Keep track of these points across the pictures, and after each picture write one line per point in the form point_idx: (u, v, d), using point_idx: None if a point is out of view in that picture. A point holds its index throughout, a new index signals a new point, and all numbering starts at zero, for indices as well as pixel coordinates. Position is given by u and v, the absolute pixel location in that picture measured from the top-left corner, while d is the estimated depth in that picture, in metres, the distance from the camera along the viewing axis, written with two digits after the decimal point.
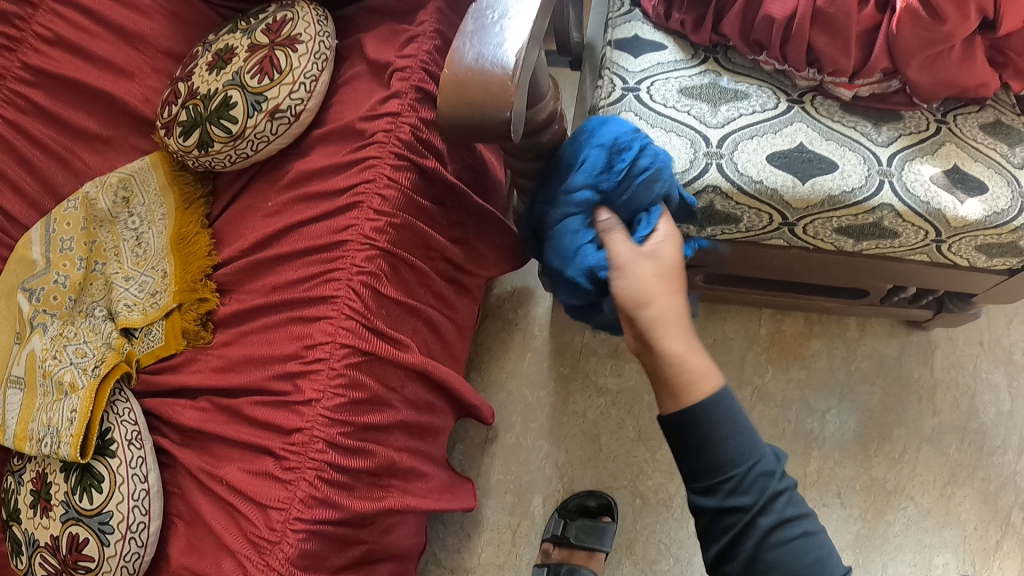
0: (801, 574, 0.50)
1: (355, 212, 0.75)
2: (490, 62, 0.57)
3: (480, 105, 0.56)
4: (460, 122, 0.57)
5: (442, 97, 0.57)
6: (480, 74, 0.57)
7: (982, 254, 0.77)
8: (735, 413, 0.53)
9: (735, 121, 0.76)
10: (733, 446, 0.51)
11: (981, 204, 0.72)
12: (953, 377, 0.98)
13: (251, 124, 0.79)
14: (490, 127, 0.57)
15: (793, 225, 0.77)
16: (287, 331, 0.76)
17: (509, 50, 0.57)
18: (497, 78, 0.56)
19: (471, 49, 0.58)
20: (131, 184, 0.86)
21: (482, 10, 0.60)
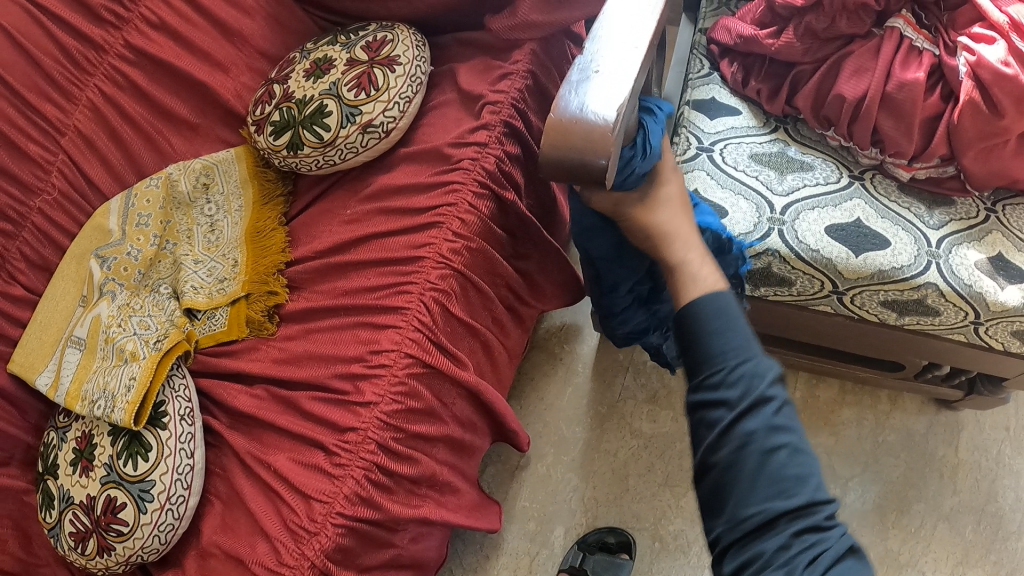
0: (779, 474, 0.48)
1: (434, 232, 0.79)
2: (592, 113, 0.60)
3: (582, 150, 0.58)
4: (559, 165, 0.59)
5: (545, 141, 0.60)
6: (583, 123, 0.59)
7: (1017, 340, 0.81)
8: (722, 317, 0.53)
9: (798, 191, 0.80)
10: (745, 350, 0.51)
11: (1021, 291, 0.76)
12: (975, 459, 1.00)
13: (343, 134, 0.83)
14: (589, 173, 0.59)
15: (842, 294, 0.80)
16: (352, 334, 0.79)
17: (611, 103, 0.60)
18: (600, 127, 0.58)
19: (575, 100, 0.61)
20: (213, 172, 0.89)
21: (584, 65, 0.65)
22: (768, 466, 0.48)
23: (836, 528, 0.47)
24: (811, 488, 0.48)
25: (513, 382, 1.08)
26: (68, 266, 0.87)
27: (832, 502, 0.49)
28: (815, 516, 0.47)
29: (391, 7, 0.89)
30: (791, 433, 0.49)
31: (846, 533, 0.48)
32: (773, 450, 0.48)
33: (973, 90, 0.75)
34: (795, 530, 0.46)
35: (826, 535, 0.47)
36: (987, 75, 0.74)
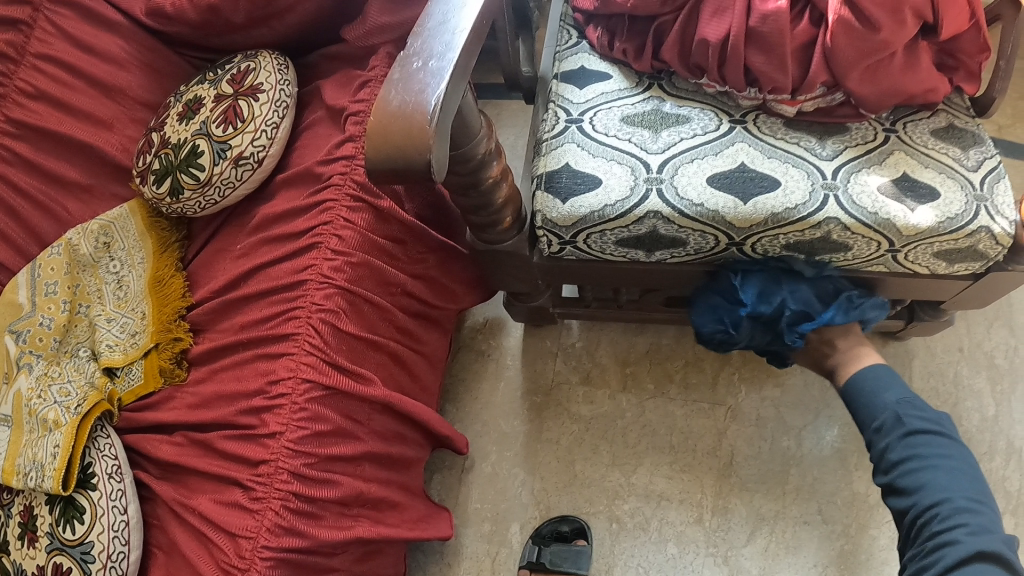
0: (909, 498, 0.63)
1: (315, 252, 0.79)
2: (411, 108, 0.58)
3: (400, 148, 0.57)
4: (384, 165, 0.58)
5: (367, 143, 0.59)
6: (402, 119, 0.58)
7: (942, 261, 0.77)
8: (864, 391, 0.71)
9: (675, 146, 0.75)
10: (884, 400, 0.69)
11: (932, 211, 0.72)
12: (933, 386, 0.95)
13: (217, 171, 0.83)
14: (413, 169, 0.58)
15: (740, 245, 0.76)
16: (252, 367, 0.80)
17: (431, 93, 0.59)
18: (417, 121, 0.57)
19: (395, 96, 0.60)
20: (111, 230, 0.90)
21: (407, 58, 0.63)
22: (898, 492, 0.64)
23: (948, 537, 0.58)
24: (931, 498, 0.61)
25: (446, 385, 1.07)
26: None
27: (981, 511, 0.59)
28: (941, 528, 0.59)
29: (252, 34, 0.89)
30: (913, 459, 0.64)
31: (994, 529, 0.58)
32: (901, 479, 0.64)
33: (840, 7, 0.70)
34: (923, 541, 0.60)
35: (940, 545, 0.59)
36: None
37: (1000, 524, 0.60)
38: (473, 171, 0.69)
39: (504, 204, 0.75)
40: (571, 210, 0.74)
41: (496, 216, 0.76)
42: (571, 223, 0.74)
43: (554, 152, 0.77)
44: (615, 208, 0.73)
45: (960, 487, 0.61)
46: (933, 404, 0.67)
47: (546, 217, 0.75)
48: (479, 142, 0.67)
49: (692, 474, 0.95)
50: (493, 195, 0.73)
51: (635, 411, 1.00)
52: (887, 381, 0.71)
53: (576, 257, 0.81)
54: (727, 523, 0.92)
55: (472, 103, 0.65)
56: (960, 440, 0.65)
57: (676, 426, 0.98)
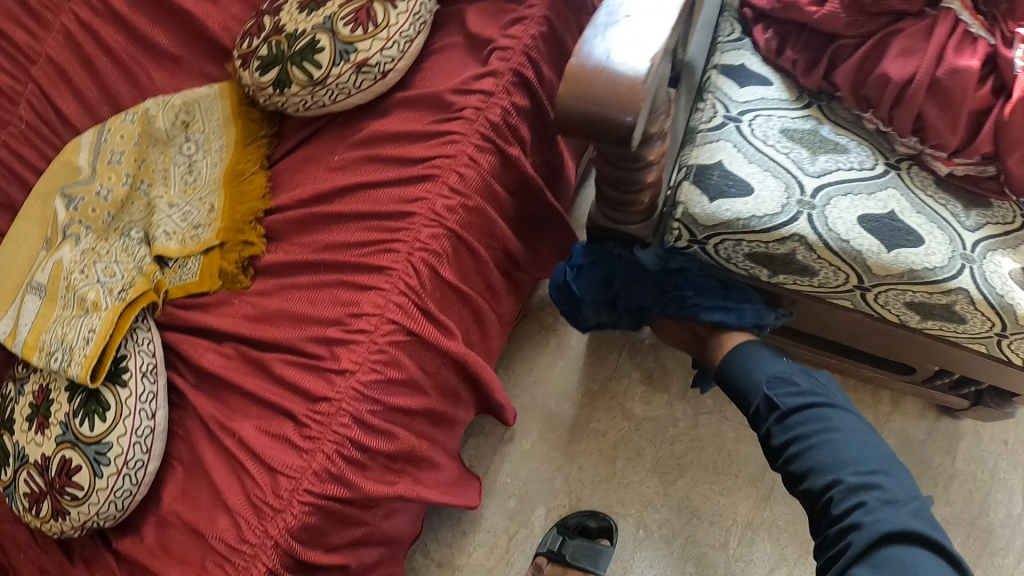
0: (805, 481, 0.65)
1: (428, 185, 0.72)
2: (620, 64, 0.53)
3: (607, 105, 0.52)
4: (575, 120, 0.53)
5: (563, 90, 0.53)
6: (609, 75, 0.52)
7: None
8: (744, 371, 0.73)
9: (831, 174, 0.73)
10: (775, 386, 0.70)
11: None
12: (971, 471, 0.96)
13: (335, 72, 0.75)
14: (610, 131, 0.53)
15: (866, 290, 0.74)
16: (331, 294, 0.72)
17: (645, 51, 0.54)
18: (630, 80, 0.52)
19: (602, 47, 0.54)
20: (193, 109, 0.82)
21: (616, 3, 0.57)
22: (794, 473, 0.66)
23: (850, 520, 0.61)
24: (823, 480, 0.64)
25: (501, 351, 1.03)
26: (34, 206, 0.81)
27: (875, 488, 0.62)
28: (842, 511, 0.62)
29: None
30: (794, 440, 0.66)
31: (891, 504, 0.61)
32: (792, 461, 0.66)
33: None
34: (831, 526, 0.63)
35: (845, 530, 0.61)
36: None
37: (912, 491, 0.63)
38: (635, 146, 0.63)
39: (648, 185, 0.69)
40: (716, 211, 0.72)
41: (634, 196, 0.70)
42: (712, 224, 0.72)
43: (708, 146, 0.74)
44: (761, 222, 0.71)
45: (855, 461, 0.63)
46: (802, 372, 0.70)
47: (688, 212, 0.72)
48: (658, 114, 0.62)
49: (729, 499, 0.93)
50: (641, 175, 0.67)
51: (688, 422, 0.97)
52: (755, 357, 0.74)
53: (694, 259, 0.78)
54: (751, 556, 0.90)
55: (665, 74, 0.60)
56: (841, 409, 0.67)
57: (723, 448, 0.96)
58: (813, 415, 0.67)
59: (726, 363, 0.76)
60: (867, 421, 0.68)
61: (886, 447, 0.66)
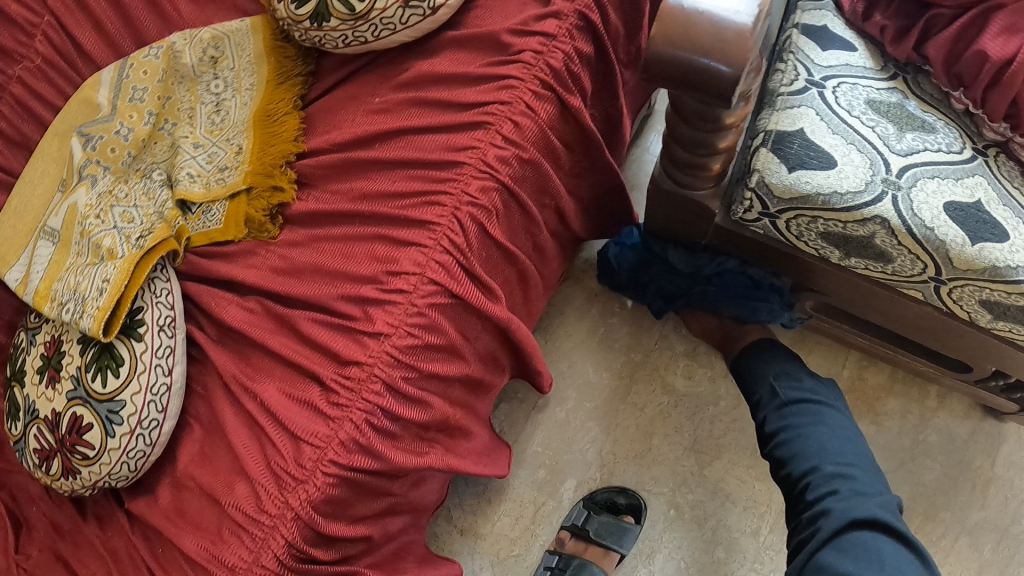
0: (784, 467, 0.72)
1: (478, 133, 0.66)
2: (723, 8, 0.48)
3: (708, 55, 0.47)
4: (670, 66, 0.49)
5: (658, 33, 0.48)
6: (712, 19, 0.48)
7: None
8: (754, 367, 0.80)
9: (918, 153, 0.67)
10: (778, 384, 0.77)
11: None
12: (1012, 476, 0.92)
13: (380, 5, 0.67)
14: (706, 84, 0.49)
15: (941, 283, 0.69)
16: (368, 249, 0.67)
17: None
18: (734, 29, 0.48)
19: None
20: (223, 44, 0.76)
21: None
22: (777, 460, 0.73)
23: (822, 505, 0.67)
24: (802, 465, 0.70)
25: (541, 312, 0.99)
26: (50, 144, 0.75)
27: (850, 480, 0.67)
28: (818, 498, 0.67)
29: None
30: (783, 429, 0.73)
31: (864, 496, 0.66)
32: (777, 448, 0.73)
33: None
34: (805, 511, 0.68)
35: (817, 513, 0.67)
36: None
37: (885, 490, 0.68)
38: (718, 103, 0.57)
39: (720, 151, 0.64)
40: (794, 182, 0.66)
41: (706, 160, 0.65)
42: (789, 197, 0.67)
43: (789, 111, 0.68)
44: (843, 199, 0.65)
45: (835, 453, 0.70)
46: (808, 378, 0.77)
47: (764, 180, 0.67)
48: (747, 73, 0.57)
49: (765, 485, 0.89)
50: (716, 138, 0.61)
51: (730, 402, 0.93)
52: (761, 358, 0.81)
53: (764, 232, 0.74)
54: (781, 544, 0.88)
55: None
56: (836, 412, 0.74)
57: None
58: (803, 412, 0.73)
59: (739, 358, 0.83)
60: (859, 428, 0.74)
61: (869, 452, 0.72)
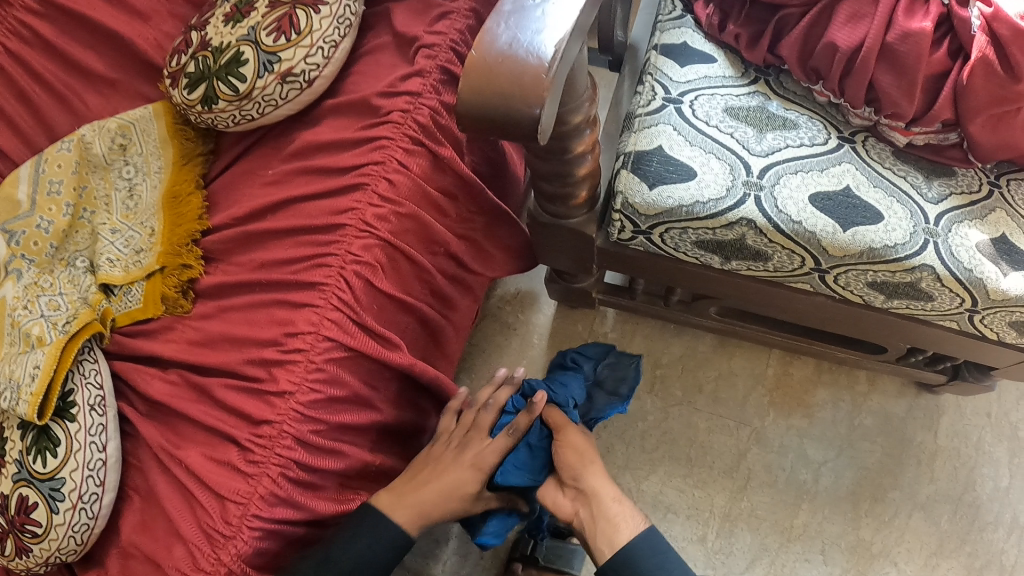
0: None
1: (358, 194, 0.69)
2: (525, 52, 0.48)
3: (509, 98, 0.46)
4: (477, 113, 0.47)
5: (464, 84, 0.47)
6: (516, 62, 0.47)
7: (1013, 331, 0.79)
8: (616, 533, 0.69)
9: (779, 152, 0.69)
10: None
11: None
12: (954, 446, 0.94)
13: (260, 85, 0.73)
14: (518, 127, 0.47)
15: (824, 272, 0.72)
16: (267, 314, 0.70)
17: (551, 36, 0.48)
18: (533, 71, 0.47)
19: (510, 29, 0.49)
20: (129, 132, 0.80)
21: None
22: None
23: None
24: None
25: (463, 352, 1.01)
26: None
27: None
28: None
29: None
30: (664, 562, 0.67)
31: None
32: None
33: (987, 46, 0.65)
34: None
35: None
36: (1004, 31, 0.64)
37: None
38: (560, 139, 0.59)
39: (582, 179, 0.66)
40: (657, 199, 0.68)
41: (571, 189, 0.67)
42: (653, 213, 0.68)
43: (647, 130, 0.70)
44: (705, 207, 0.67)
45: None
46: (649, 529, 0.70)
47: (628, 201, 0.68)
48: (581, 104, 0.57)
49: (704, 491, 0.93)
50: (572, 168, 0.63)
51: (658, 415, 0.97)
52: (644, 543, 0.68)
53: (644, 249, 0.75)
54: (729, 546, 0.91)
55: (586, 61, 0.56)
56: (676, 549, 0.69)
57: (696, 439, 0.96)
58: None
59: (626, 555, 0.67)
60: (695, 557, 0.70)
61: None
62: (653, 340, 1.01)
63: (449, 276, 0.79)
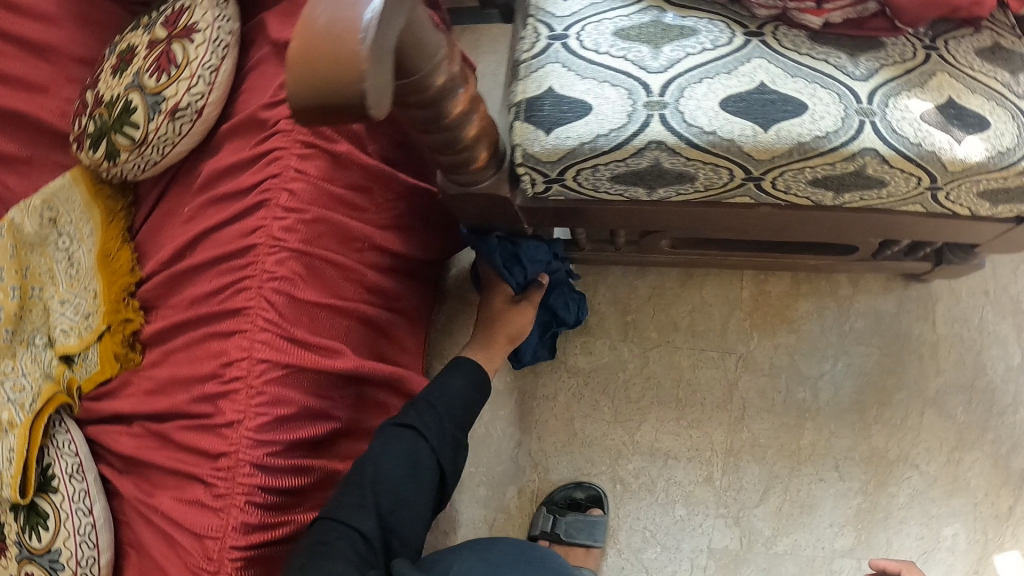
0: None
1: (261, 211, 0.69)
2: (338, 32, 0.45)
3: (324, 79, 0.44)
4: (307, 109, 0.45)
5: (290, 79, 0.46)
6: (331, 46, 0.44)
7: (985, 201, 0.75)
8: None
9: (680, 63, 0.65)
10: None
11: (983, 141, 0.68)
12: (957, 332, 0.92)
13: (153, 127, 0.73)
14: (345, 107, 0.45)
15: (759, 179, 0.68)
16: (205, 348, 0.71)
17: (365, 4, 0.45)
18: (345, 45, 0.44)
19: (324, 13, 0.46)
20: (55, 204, 0.80)
21: None
22: None
23: None
24: None
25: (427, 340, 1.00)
26: None
27: None
28: None
29: None
30: None
31: None
32: None
33: None
34: None
35: None
36: None
37: None
38: (432, 105, 0.58)
39: (473, 142, 0.64)
40: (556, 143, 0.64)
41: (465, 155, 0.65)
42: (556, 158, 0.64)
43: (534, 74, 0.66)
44: (609, 139, 0.63)
45: None
46: None
47: (527, 153, 0.65)
48: (439, 67, 0.55)
49: (700, 430, 0.92)
50: (460, 133, 0.62)
51: (638, 362, 0.93)
52: None
53: (564, 198, 0.72)
54: (739, 481, 0.91)
55: (430, 18, 0.52)
56: None
57: (682, 378, 0.93)
58: None
59: None
60: None
61: None
62: (617, 287, 0.96)
63: (378, 271, 0.79)
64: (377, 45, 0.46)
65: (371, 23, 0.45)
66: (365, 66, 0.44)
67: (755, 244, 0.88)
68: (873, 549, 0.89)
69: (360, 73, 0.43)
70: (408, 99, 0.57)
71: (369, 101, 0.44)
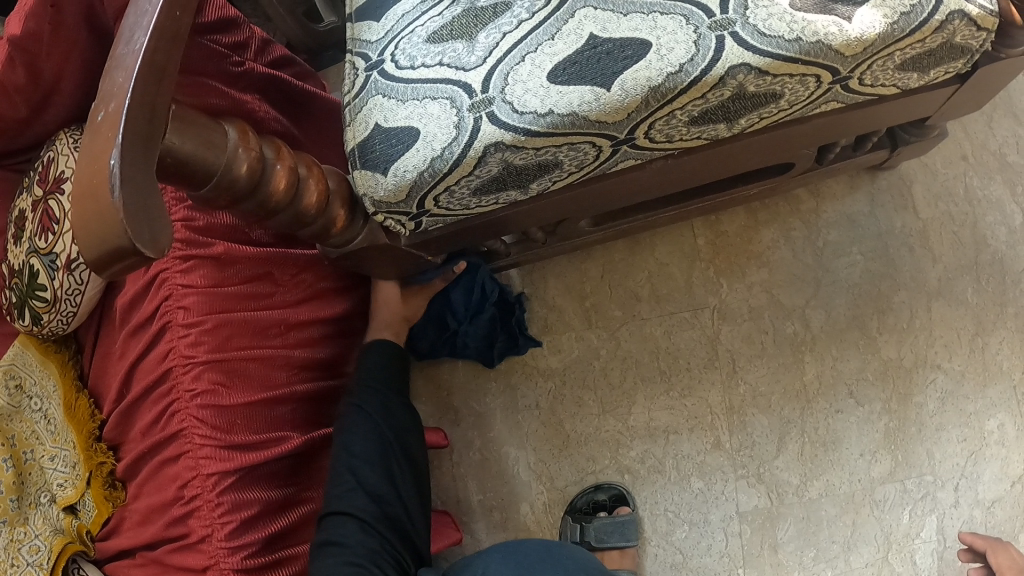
0: None
1: (166, 335, 0.70)
2: (91, 187, 0.43)
3: (91, 239, 0.42)
4: (94, 271, 0.43)
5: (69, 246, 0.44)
6: (89, 204, 0.43)
7: (911, 72, 0.63)
8: None
9: (497, 48, 0.60)
10: None
11: (876, 10, 0.57)
12: (944, 210, 0.85)
13: (57, 284, 0.76)
14: (123, 257, 0.43)
15: (630, 139, 0.62)
16: (164, 474, 0.73)
17: (113, 150, 0.44)
18: (100, 197, 0.42)
19: (82, 170, 0.44)
20: (16, 370, 0.81)
21: (96, 113, 0.48)
22: None
23: None
24: None
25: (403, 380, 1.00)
26: None
27: None
28: None
29: (46, 119, 0.79)
30: None
31: None
32: None
33: None
34: None
35: None
36: None
37: None
38: (256, 193, 0.60)
39: (323, 207, 0.65)
40: (397, 180, 0.62)
41: (324, 219, 0.66)
42: (404, 195, 0.63)
43: (360, 116, 0.64)
44: (444, 159, 0.60)
45: None
46: None
47: (375, 199, 0.64)
48: (239, 161, 0.57)
49: (695, 397, 0.87)
50: (302, 204, 0.63)
51: (610, 346, 0.90)
52: None
53: (444, 223, 0.69)
54: (750, 438, 0.85)
55: (201, 127, 0.54)
56: None
57: (661, 348, 0.89)
58: None
59: None
60: None
61: None
62: (567, 275, 0.93)
63: (309, 347, 0.80)
64: (136, 184, 0.44)
65: (119, 167, 0.43)
66: (127, 211, 0.42)
67: (683, 194, 0.82)
68: (914, 467, 0.82)
69: (123, 223, 0.41)
70: (228, 196, 0.58)
71: (145, 246, 0.42)
